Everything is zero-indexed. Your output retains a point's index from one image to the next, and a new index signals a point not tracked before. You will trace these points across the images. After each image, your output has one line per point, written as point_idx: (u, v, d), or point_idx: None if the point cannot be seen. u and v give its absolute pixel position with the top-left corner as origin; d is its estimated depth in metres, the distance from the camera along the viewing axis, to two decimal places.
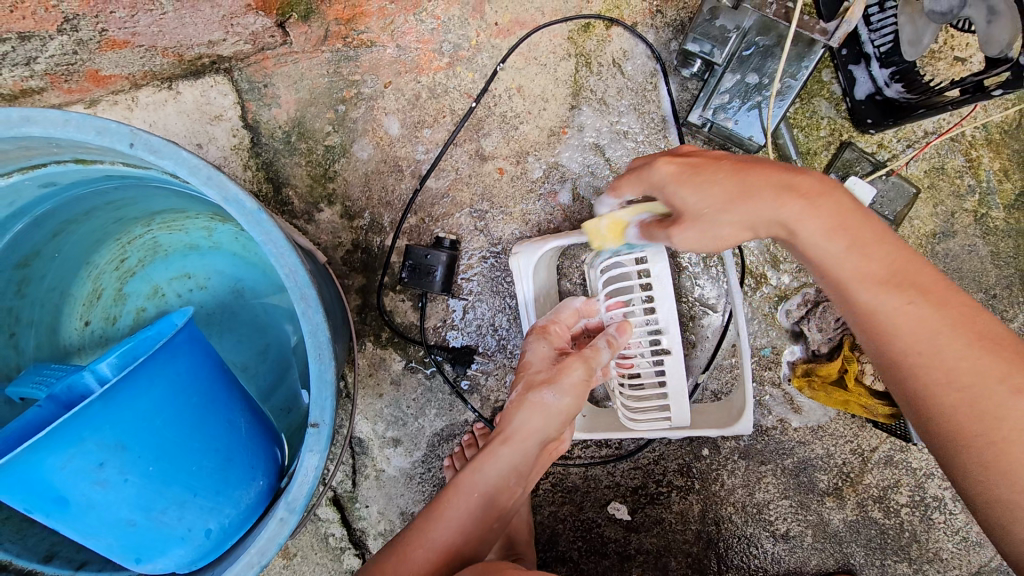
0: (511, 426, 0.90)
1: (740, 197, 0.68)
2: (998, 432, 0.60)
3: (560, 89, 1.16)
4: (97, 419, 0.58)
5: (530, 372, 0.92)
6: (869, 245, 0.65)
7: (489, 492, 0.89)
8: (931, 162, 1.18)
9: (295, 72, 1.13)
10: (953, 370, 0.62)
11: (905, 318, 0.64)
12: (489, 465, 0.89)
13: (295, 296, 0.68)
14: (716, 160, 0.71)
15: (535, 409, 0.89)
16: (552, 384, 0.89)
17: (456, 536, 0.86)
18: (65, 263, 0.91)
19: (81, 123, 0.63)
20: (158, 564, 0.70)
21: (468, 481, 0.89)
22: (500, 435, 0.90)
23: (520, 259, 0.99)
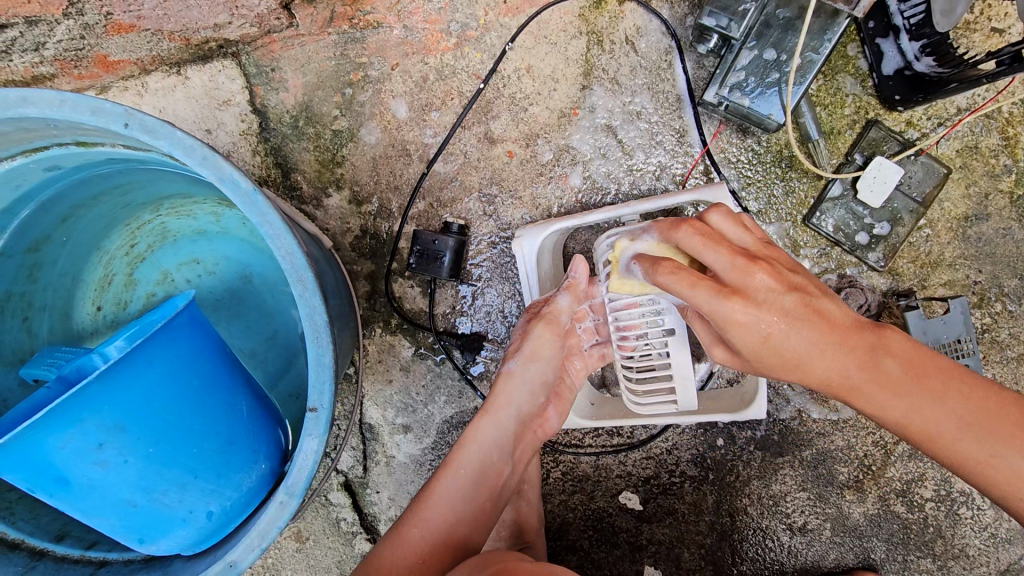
0: (491, 401, 0.93)
1: (796, 355, 0.70)
2: (914, 400, 0.72)
3: (571, 69, 1.12)
4: (95, 400, 0.58)
5: (508, 351, 0.96)
6: (791, 316, 0.68)
7: (474, 469, 0.91)
8: (963, 141, 1.12)
9: (302, 55, 1.12)
10: (847, 371, 0.72)
11: (818, 357, 0.71)
12: (472, 444, 0.91)
13: (292, 280, 0.67)
14: (714, 249, 0.68)
15: (509, 381, 0.93)
16: (518, 354, 0.93)
17: (449, 512, 0.88)
18: (76, 248, 0.92)
19: (76, 104, 0.63)
20: (161, 545, 0.70)
21: (457, 459, 0.91)
22: (480, 410, 0.94)
23: (523, 242, 0.97)
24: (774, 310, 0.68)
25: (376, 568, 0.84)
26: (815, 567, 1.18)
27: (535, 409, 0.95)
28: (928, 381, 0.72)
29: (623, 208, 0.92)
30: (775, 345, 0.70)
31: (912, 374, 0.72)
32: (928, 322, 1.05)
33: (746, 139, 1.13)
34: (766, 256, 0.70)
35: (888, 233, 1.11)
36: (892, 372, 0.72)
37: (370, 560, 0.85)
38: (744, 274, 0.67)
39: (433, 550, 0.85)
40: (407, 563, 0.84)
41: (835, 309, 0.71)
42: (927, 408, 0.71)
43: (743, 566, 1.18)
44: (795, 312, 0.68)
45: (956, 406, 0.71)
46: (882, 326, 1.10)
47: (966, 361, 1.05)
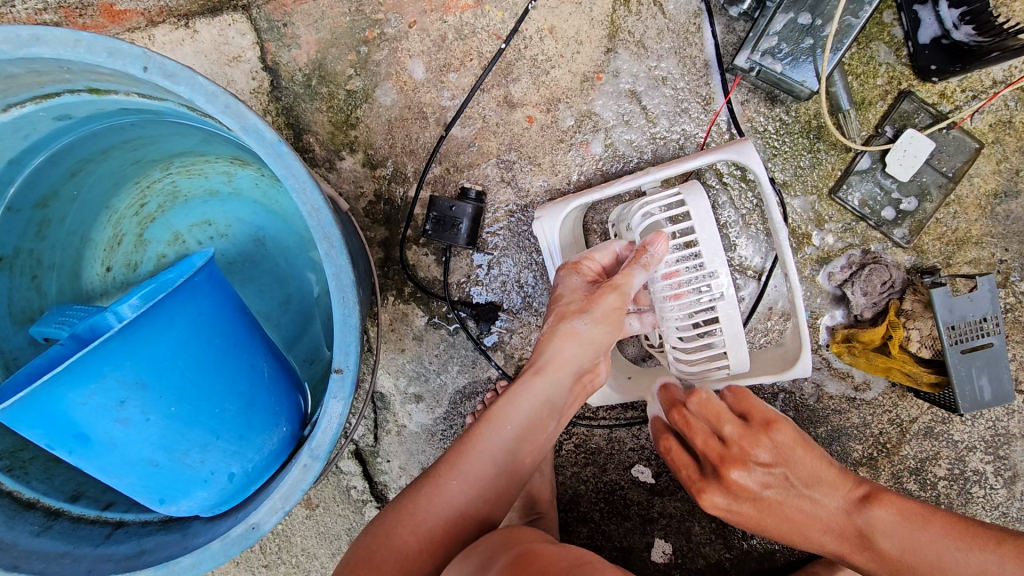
0: (543, 356, 0.87)
1: (795, 522, 0.87)
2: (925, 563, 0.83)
3: (595, 30, 1.08)
4: (117, 355, 0.56)
5: (561, 304, 0.88)
6: (775, 508, 0.86)
7: (521, 425, 0.86)
8: (997, 115, 1.09)
9: (315, 10, 1.07)
10: (828, 517, 0.87)
11: (796, 513, 0.87)
12: (523, 398, 0.86)
13: (318, 236, 0.65)
14: (722, 419, 0.88)
15: (568, 339, 0.86)
16: (586, 312, 0.85)
17: (492, 465, 0.84)
18: (85, 206, 0.89)
19: (90, 44, 0.59)
20: (181, 506, 0.69)
21: (503, 412, 0.86)
22: (533, 365, 0.87)
23: (544, 223, 0.97)
24: (747, 496, 0.87)
25: (411, 514, 0.80)
26: None
27: (589, 369, 0.90)
28: (925, 569, 0.83)
29: (643, 176, 0.90)
30: (769, 526, 0.88)
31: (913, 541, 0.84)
32: (955, 299, 1.01)
33: (775, 108, 1.09)
34: (738, 441, 0.87)
35: (915, 209, 1.09)
36: (886, 553, 0.84)
37: (404, 504, 0.82)
38: (760, 507, 0.87)
39: (474, 503, 0.82)
40: (448, 512, 0.81)
41: (806, 511, 0.87)
42: (954, 563, 0.83)
43: (753, 540, 1.19)
44: (771, 442, 0.87)
45: (937, 539, 0.84)
46: (905, 303, 1.08)
47: (991, 340, 1.02)
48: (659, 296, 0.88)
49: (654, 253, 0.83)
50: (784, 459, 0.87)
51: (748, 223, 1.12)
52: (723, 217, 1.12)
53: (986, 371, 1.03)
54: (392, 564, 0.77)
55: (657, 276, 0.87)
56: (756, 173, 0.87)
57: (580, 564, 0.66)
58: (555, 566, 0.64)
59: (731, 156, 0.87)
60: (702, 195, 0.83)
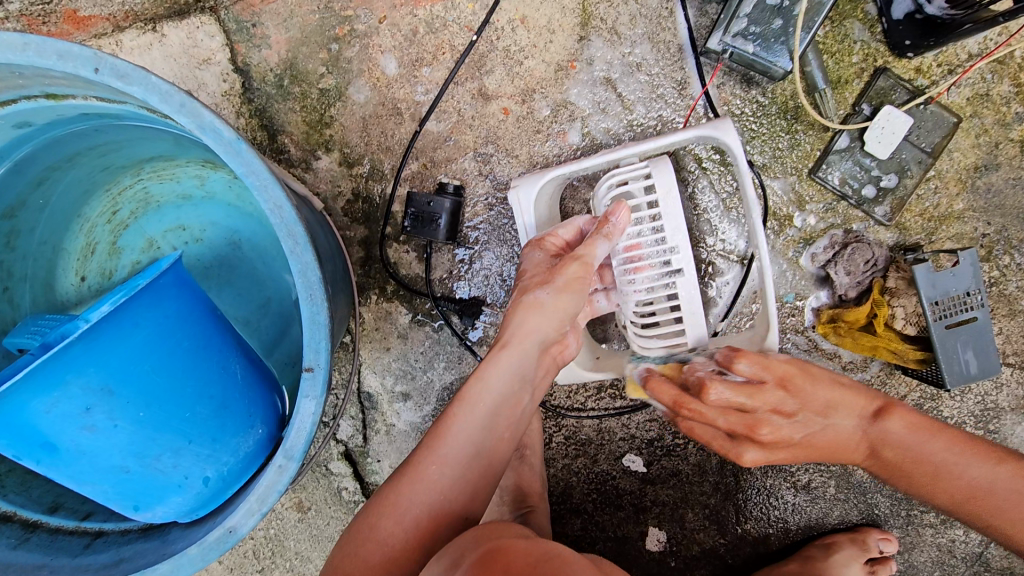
0: (509, 331, 0.87)
1: (817, 446, 0.87)
2: (935, 474, 0.87)
3: (568, 19, 1.07)
4: (79, 361, 0.56)
5: (526, 279, 0.89)
6: (821, 426, 0.86)
7: (495, 404, 0.85)
8: (974, 89, 1.08)
9: (284, 9, 1.06)
10: (851, 451, 0.89)
11: (827, 434, 0.87)
12: (494, 375, 0.86)
13: (282, 234, 0.64)
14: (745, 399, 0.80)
15: (531, 310, 0.86)
16: (546, 283, 0.86)
17: (469, 447, 0.83)
18: (55, 215, 0.88)
19: (40, 47, 0.58)
20: (157, 512, 0.68)
21: (474, 392, 0.85)
22: (499, 342, 0.87)
23: (519, 192, 0.95)
24: (781, 445, 0.85)
25: (393, 503, 0.79)
26: (819, 524, 1.18)
27: (556, 339, 0.89)
28: (921, 475, 0.88)
29: (620, 150, 0.90)
30: (798, 451, 0.87)
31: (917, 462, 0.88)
32: (937, 274, 1.01)
33: (751, 90, 1.09)
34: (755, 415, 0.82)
35: (895, 185, 1.08)
36: (891, 459, 0.88)
37: (387, 494, 0.81)
38: (797, 437, 0.85)
39: (456, 487, 0.81)
40: (430, 497, 0.80)
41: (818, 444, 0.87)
42: (956, 486, 0.87)
43: (747, 525, 1.19)
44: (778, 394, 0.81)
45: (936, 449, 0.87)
46: (889, 280, 1.08)
47: (975, 314, 1.02)
48: (621, 269, 0.90)
49: (616, 223, 0.84)
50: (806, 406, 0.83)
51: (729, 206, 1.11)
52: (704, 202, 1.12)
53: (972, 345, 1.02)
54: (380, 555, 0.77)
55: (620, 250, 0.89)
56: (732, 152, 0.86)
57: (548, 559, 0.61)
58: (521, 561, 0.60)
59: (710, 134, 0.87)
60: (668, 170, 0.84)
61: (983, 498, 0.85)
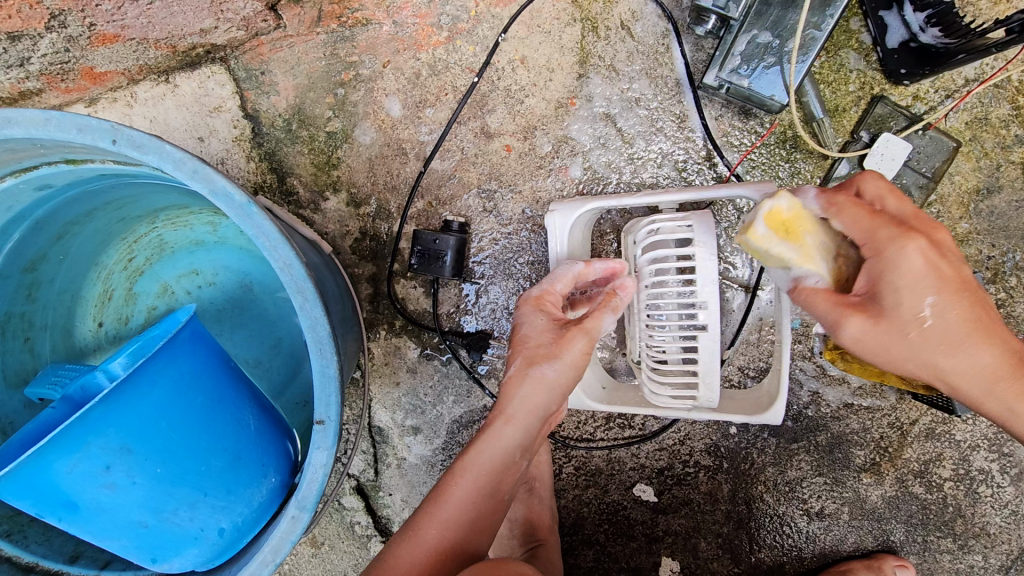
0: (510, 403, 0.84)
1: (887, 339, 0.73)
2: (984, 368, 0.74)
3: (566, 57, 1.10)
4: (100, 422, 0.58)
5: (528, 346, 0.85)
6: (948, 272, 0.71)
7: (496, 469, 0.83)
8: (973, 113, 1.09)
9: (291, 57, 1.09)
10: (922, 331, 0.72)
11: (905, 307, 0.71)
12: (498, 444, 0.84)
13: (292, 290, 0.66)
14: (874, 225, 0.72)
15: (535, 383, 0.83)
16: (554, 358, 0.82)
17: (470, 511, 0.81)
18: (74, 266, 0.91)
19: (61, 121, 0.61)
20: (174, 563, 0.69)
21: (474, 459, 0.83)
22: (501, 414, 0.84)
23: (557, 217, 0.95)
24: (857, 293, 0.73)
25: (388, 570, 0.76)
26: (835, 551, 1.17)
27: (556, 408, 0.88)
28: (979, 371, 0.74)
29: (659, 194, 0.86)
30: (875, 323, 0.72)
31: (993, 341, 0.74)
32: None
33: (750, 122, 1.10)
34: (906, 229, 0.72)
35: None
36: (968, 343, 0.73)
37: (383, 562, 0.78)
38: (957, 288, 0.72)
39: (448, 550, 0.78)
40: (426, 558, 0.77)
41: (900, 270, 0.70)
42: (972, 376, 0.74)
43: (761, 553, 1.18)
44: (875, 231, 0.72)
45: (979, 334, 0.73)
46: None
47: None
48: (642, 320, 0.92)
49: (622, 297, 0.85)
50: (875, 275, 0.72)
51: (732, 235, 1.12)
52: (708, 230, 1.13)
53: None
54: None
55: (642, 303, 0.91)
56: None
57: None
58: None
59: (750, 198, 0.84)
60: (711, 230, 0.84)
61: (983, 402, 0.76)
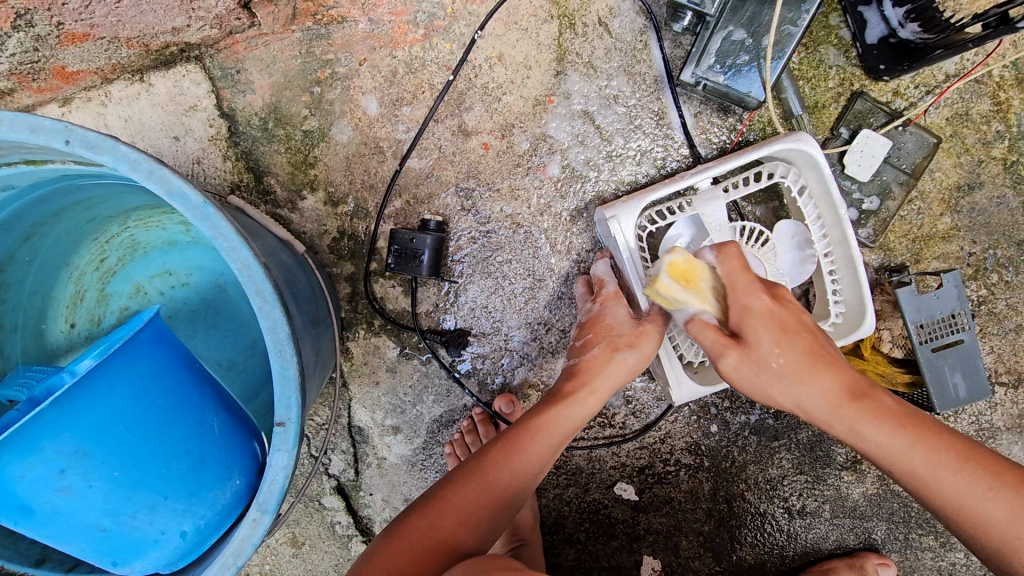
0: (598, 378, 0.92)
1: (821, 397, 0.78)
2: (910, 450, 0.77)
3: (544, 54, 1.09)
4: (54, 425, 0.57)
5: (614, 334, 0.94)
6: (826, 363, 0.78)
7: (568, 429, 0.90)
8: (953, 109, 1.08)
9: (267, 55, 1.08)
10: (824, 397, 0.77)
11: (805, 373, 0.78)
12: (578, 413, 0.91)
13: (251, 292, 0.65)
14: (803, 361, 0.78)
15: (616, 366, 0.92)
16: (635, 348, 0.92)
17: (533, 465, 0.87)
18: (45, 266, 0.90)
19: (14, 122, 0.61)
20: (136, 566, 0.69)
21: (550, 418, 0.88)
22: (587, 385, 0.91)
23: (619, 220, 0.95)
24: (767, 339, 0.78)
25: (413, 529, 0.79)
26: (816, 549, 1.17)
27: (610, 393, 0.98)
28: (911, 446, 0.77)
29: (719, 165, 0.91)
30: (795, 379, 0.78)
31: (913, 430, 0.77)
32: (921, 298, 1.02)
33: (729, 118, 1.10)
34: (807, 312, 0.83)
35: (878, 208, 1.08)
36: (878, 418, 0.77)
37: (396, 535, 0.79)
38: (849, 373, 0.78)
39: (457, 527, 0.79)
40: (435, 531, 0.79)
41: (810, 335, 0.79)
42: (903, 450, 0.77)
43: (743, 551, 1.18)
44: (824, 359, 0.78)
45: (899, 412, 0.78)
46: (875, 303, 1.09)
47: (961, 336, 1.02)
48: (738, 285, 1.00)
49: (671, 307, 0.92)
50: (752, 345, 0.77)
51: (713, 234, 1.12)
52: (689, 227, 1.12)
53: (960, 368, 1.02)
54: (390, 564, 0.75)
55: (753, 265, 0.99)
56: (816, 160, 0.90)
57: None
58: None
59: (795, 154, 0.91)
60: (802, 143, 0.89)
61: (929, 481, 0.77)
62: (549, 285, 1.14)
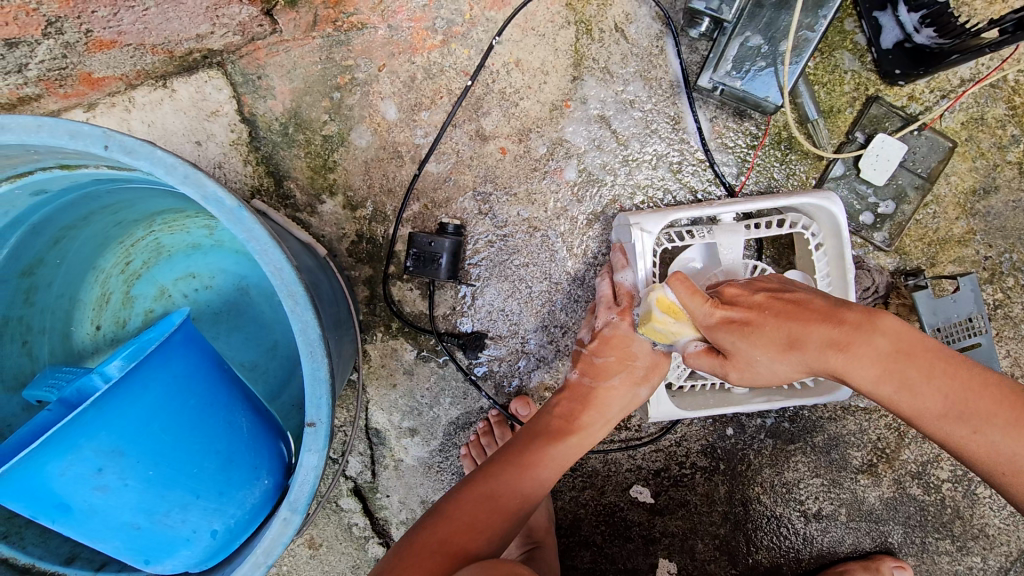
0: (611, 409, 0.94)
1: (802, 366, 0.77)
2: (915, 407, 0.74)
3: (561, 60, 1.10)
4: (92, 425, 0.58)
5: (636, 364, 0.92)
6: (802, 338, 0.75)
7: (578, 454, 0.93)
8: (969, 113, 1.09)
9: (287, 61, 1.10)
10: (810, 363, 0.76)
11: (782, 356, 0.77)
12: (586, 443, 0.93)
13: (283, 294, 0.67)
14: (783, 344, 0.76)
15: (627, 398, 0.93)
16: (649, 381, 0.92)
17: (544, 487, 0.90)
18: (73, 270, 0.91)
19: (53, 128, 0.62)
20: (167, 565, 0.70)
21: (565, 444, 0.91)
22: (603, 416, 0.94)
23: (645, 227, 0.95)
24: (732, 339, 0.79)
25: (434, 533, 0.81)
26: (832, 553, 1.17)
27: None
28: (910, 399, 0.74)
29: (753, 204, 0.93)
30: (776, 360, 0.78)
31: (952, 412, 0.72)
32: (937, 300, 1.02)
33: (744, 123, 1.11)
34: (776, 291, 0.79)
35: (893, 212, 1.09)
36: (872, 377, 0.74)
37: (419, 543, 0.80)
38: (850, 345, 0.73)
39: (478, 534, 0.82)
40: (457, 538, 0.80)
41: (821, 327, 0.74)
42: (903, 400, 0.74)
43: (759, 555, 1.18)
44: (804, 340, 0.75)
45: (942, 390, 0.72)
46: (891, 307, 1.10)
47: (979, 339, 1.02)
48: None
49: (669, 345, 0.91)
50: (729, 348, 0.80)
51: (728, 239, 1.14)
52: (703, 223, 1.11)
53: None
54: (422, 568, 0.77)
55: None
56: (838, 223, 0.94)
57: None
58: None
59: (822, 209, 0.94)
60: (835, 206, 0.93)
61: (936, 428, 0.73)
62: (566, 288, 1.15)
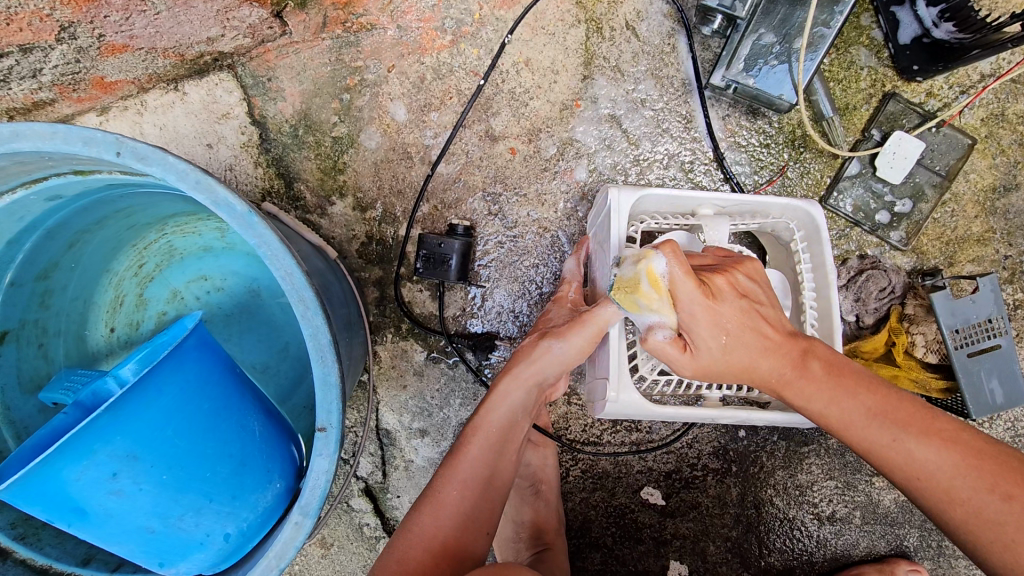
0: (521, 366, 0.90)
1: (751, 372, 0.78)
2: (842, 418, 0.74)
3: (571, 59, 1.09)
4: (108, 430, 0.59)
5: (549, 325, 0.93)
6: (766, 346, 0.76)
7: (501, 427, 0.89)
8: (989, 109, 1.07)
9: (297, 63, 1.10)
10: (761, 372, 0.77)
11: (742, 359, 0.77)
12: (498, 409, 0.89)
13: (293, 299, 0.67)
14: (744, 343, 0.76)
15: (541, 353, 0.89)
16: (560, 335, 0.88)
17: (483, 470, 0.86)
18: (87, 274, 0.92)
19: (68, 136, 0.63)
20: (182, 567, 0.71)
21: (482, 420, 0.89)
22: (508, 372, 0.90)
23: (619, 194, 0.89)
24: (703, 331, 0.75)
25: (415, 534, 0.80)
26: (847, 557, 1.16)
27: (553, 384, 0.93)
28: (840, 412, 0.74)
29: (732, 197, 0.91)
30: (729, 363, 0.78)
31: (876, 421, 0.73)
32: (955, 302, 0.99)
33: (756, 121, 1.10)
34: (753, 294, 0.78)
35: (910, 210, 1.07)
36: (810, 386, 0.76)
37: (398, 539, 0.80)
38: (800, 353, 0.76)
39: (459, 528, 0.81)
40: (437, 532, 0.80)
41: (775, 337, 0.76)
42: (834, 412, 0.75)
43: (771, 557, 1.17)
44: (770, 344, 0.76)
45: (865, 402, 0.74)
46: (908, 308, 1.06)
47: (999, 341, 0.99)
48: None
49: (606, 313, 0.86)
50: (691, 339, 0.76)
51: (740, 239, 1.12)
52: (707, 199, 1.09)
53: (996, 373, 0.99)
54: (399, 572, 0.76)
55: None
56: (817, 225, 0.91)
57: None
58: None
59: (800, 207, 0.91)
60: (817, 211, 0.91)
61: (860, 438, 0.74)
62: None
